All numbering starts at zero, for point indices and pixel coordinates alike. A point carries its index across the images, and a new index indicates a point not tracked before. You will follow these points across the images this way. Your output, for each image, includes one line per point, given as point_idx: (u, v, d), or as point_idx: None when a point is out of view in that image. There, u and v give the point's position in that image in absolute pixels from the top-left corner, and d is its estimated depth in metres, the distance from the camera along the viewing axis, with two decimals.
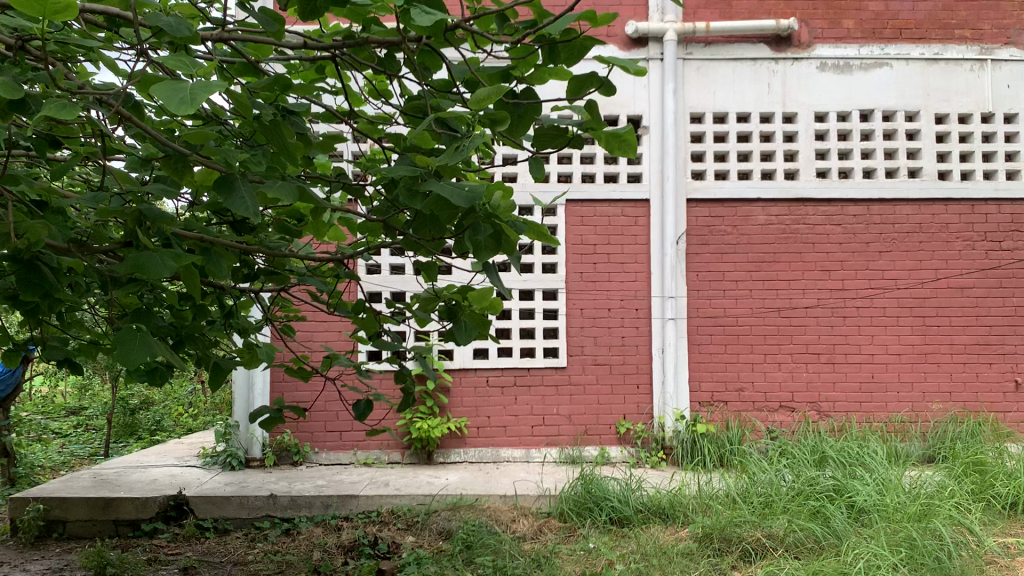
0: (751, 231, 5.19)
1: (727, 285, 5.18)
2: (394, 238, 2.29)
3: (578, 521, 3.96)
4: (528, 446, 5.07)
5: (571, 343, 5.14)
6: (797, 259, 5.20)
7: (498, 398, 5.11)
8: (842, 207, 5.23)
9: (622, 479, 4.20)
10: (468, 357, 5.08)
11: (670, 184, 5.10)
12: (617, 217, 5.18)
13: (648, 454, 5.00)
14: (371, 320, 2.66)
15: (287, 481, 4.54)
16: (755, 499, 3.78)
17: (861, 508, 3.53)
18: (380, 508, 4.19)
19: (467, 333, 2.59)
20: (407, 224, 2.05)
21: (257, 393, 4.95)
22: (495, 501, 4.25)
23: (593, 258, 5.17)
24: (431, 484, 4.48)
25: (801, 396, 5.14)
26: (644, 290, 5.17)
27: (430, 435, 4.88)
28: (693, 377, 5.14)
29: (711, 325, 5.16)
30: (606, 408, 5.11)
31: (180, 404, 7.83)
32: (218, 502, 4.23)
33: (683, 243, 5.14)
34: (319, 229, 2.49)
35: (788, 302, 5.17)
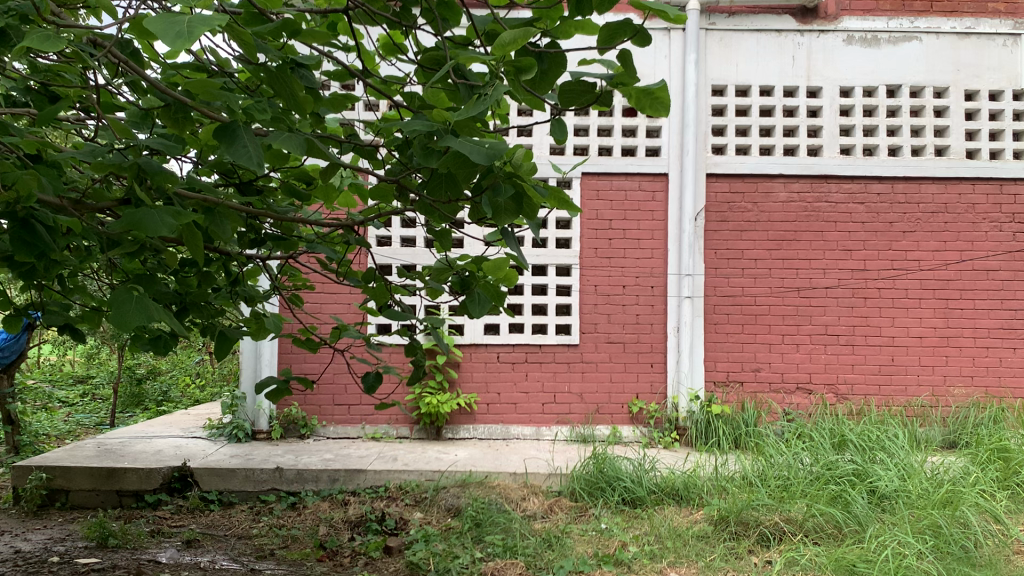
0: (771, 208, 5.06)
1: (745, 264, 5.05)
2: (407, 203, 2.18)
3: (589, 500, 3.87)
4: (539, 424, 4.98)
5: (584, 320, 5.03)
6: (818, 237, 5.07)
7: (509, 374, 5.01)
8: (865, 184, 5.09)
9: (635, 459, 4.12)
10: (478, 332, 4.98)
11: (689, 159, 4.97)
12: (634, 192, 5.05)
13: (661, 434, 4.90)
14: (381, 290, 2.53)
15: (293, 454, 4.46)
16: (772, 481, 3.68)
17: (883, 493, 3.43)
18: (388, 484, 4.11)
19: (481, 306, 2.47)
20: (421, 185, 1.94)
21: (265, 364, 4.87)
22: (505, 479, 4.16)
23: (609, 234, 5.04)
24: (440, 460, 4.39)
25: (818, 378, 5.03)
26: (660, 267, 5.05)
27: (439, 411, 4.80)
28: (709, 357, 5.03)
29: (728, 304, 5.04)
30: (619, 386, 5.02)
31: (187, 375, 7.78)
32: (223, 474, 4.15)
33: (702, 220, 5.01)
34: (329, 193, 2.38)
35: (808, 282, 5.05)
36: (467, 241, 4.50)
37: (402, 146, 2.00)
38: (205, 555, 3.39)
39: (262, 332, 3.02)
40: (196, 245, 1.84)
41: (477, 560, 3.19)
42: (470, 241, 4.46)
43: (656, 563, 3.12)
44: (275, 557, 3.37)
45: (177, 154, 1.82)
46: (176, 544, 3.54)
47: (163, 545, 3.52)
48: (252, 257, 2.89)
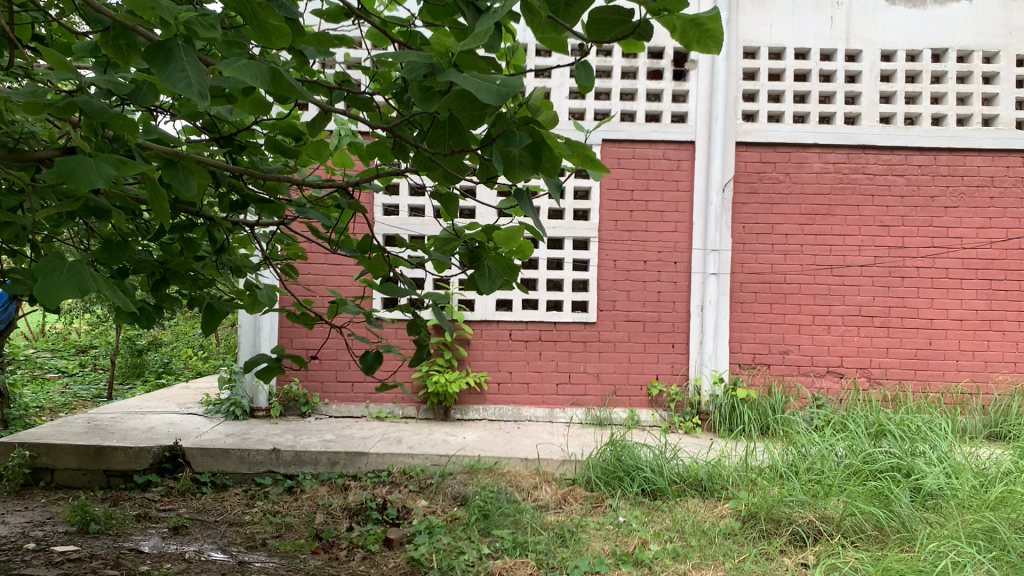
0: (804, 180, 4.74)
1: (775, 239, 4.74)
2: (410, 159, 1.88)
3: (606, 490, 3.61)
4: (553, 406, 4.72)
5: (602, 297, 4.75)
6: (853, 212, 4.75)
7: (521, 352, 4.74)
8: (906, 155, 4.75)
9: (655, 446, 3.85)
10: (490, 308, 4.71)
11: (718, 126, 4.64)
12: (658, 160, 4.73)
13: (682, 419, 4.62)
14: (379, 261, 2.21)
15: (292, 434, 4.22)
16: (806, 476, 3.40)
17: (928, 491, 3.14)
18: (391, 469, 3.85)
19: (491, 280, 2.18)
20: (421, 136, 1.65)
21: (264, 338, 4.62)
22: (515, 465, 3.89)
23: (630, 205, 4.74)
24: (447, 442, 4.14)
25: (850, 361, 4.74)
26: (684, 242, 4.74)
27: (448, 390, 4.53)
28: (734, 338, 4.74)
29: (756, 282, 4.74)
30: (637, 367, 4.74)
31: (190, 347, 7.56)
32: (217, 455, 3.91)
33: (730, 191, 4.68)
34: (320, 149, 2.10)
35: (842, 259, 4.74)
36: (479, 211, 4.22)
37: (403, 90, 1.71)
38: (192, 543, 3.16)
39: (252, 307, 2.75)
40: (155, 204, 1.54)
41: (484, 556, 2.92)
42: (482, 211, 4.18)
43: (679, 564, 2.85)
44: (267, 548, 3.13)
45: (144, 102, 1.58)
46: (162, 530, 3.31)
47: (149, 531, 3.30)
48: (240, 222, 2.61)
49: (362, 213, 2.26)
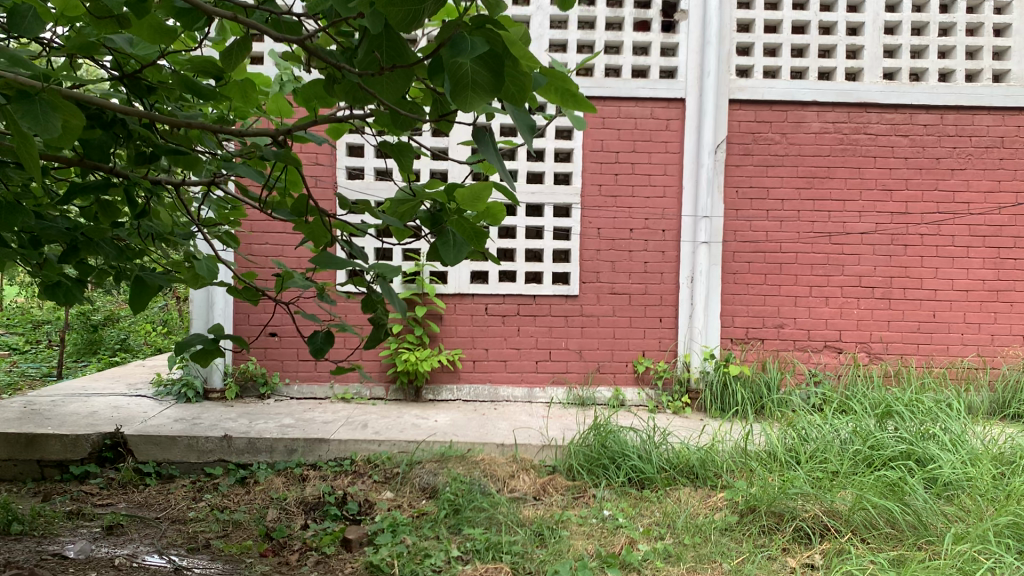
0: (802, 141, 4.40)
1: (771, 205, 4.41)
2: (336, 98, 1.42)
3: (589, 479, 3.29)
4: (532, 385, 4.40)
5: (585, 268, 4.40)
6: (854, 175, 4.42)
7: (498, 328, 4.39)
8: (911, 114, 4.41)
9: (642, 430, 3.53)
10: (464, 280, 4.36)
11: (711, 81, 4.28)
12: (645, 120, 4.37)
13: (670, 398, 4.31)
14: (315, 226, 1.83)
15: (247, 419, 3.87)
16: (811, 466, 3.09)
17: (946, 481, 2.85)
18: (354, 457, 3.52)
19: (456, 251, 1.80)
20: (346, 57, 1.27)
21: (218, 314, 4.26)
22: (490, 452, 3.56)
23: (615, 168, 4.38)
24: (417, 427, 3.81)
25: (849, 336, 4.44)
26: (674, 208, 4.40)
27: (418, 369, 4.19)
28: (726, 311, 4.42)
29: (750, 252, 4.41)
30: (623, 343, 4.42)
31: (149, 322, 7.15)
32: (162, 443, 3.55)
33: (723, 152, 4.34)
34: (214, 70, 1.68)
35: (841, 226, 4.42)
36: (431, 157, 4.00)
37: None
38: (125, 546, 2.81)
39: (184, 281, 2.38)
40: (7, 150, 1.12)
41: (453, 560, 2.59)
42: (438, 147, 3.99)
43: (672, 567, 2.53)
44: (209, 551, 2.79)
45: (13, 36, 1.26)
46: (94, 530, 2.95)
47: (79, 532, 2.94)
48: (163, 181, 2.23)
49: (293, 163, 1.86)
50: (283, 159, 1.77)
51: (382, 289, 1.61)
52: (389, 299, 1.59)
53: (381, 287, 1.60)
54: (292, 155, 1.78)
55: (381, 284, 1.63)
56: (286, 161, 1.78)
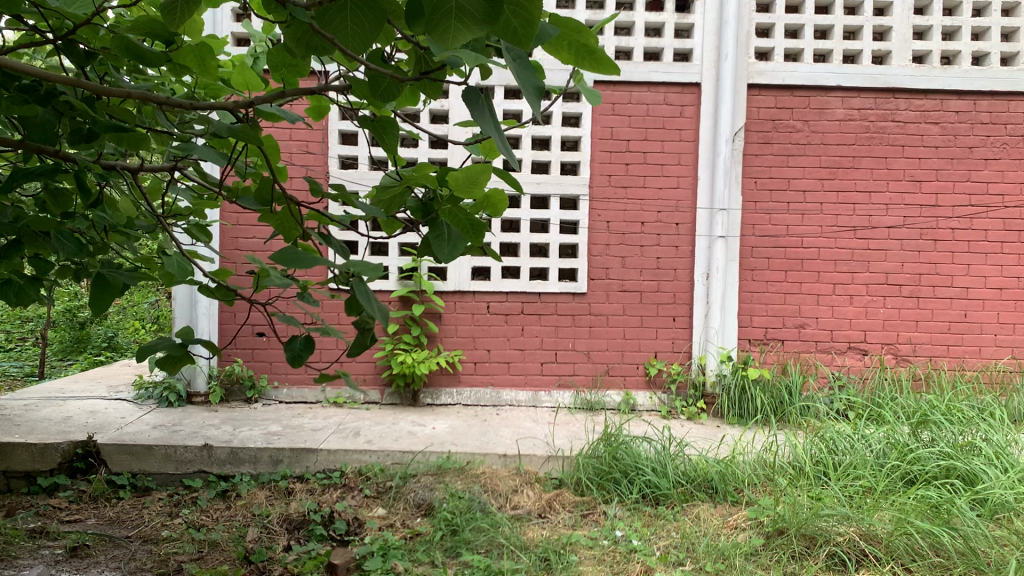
0: (825, 128, 4.12)
1: (792, 196, 4.13)
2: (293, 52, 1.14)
3: (599, 494, 3.02)
4: (537, 388, 4.13)
5: (593, 264, 4.12)
6: (880, 165, 4.14)
7: (501, 328, 4.12)
8: (942, 100, 4.12)
9: (656, 440, 3.25)
10: (464, 277, 4.09)
11: (728, 64, 3.99)
12: (658, 106, 4.08)
13: (684, 403, 4.04)
14: (285, 216, 1.55)
15: (231, 426, 3.61)
16: (844, 486, 2.81)
17: (996, 502, 2.58)
18: (344, 468, 3.25)
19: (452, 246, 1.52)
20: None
21: (202, 313, 4.01)
22: (492, 464, 3.28)
23: (625, 158, 4.10)
24: (413, 435, 3.54)
25: (875, 337, 4.17)
26: (688, 201, 4.12)
27: (415, 372, 3.92)
28: (744, 311, 4.14)
29: (770, 247, 4.13)
30: (633, 344, 4.15)
31: (139, 319, 6.89)
32: (138, 453, 3.29)
33: (741, 141, 4.06)
34: (153, 25, 1.41)
35: (866, 220, 4.15)
36: (419, 139, 3.90)
37: None
38: (88, 571, 2.55)
39: (151, 280, 2.12)
40: None
41: None
42: (429, 128, 3.90)
43: None
44: None
45: None
46: (56, 552, 2.69)
47: (39, 554, 2.67)
48: (119, 167, 1.96)
49: (256, 141, 1.59)
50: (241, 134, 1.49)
51: (358, 292, 1.29)
52: (365, 301, 1.26)
53: (354, 286, 1.28)
54: (253, 132, 1.51)
55: (355, 284, 1.30)
56: (246, 137, 1.51)
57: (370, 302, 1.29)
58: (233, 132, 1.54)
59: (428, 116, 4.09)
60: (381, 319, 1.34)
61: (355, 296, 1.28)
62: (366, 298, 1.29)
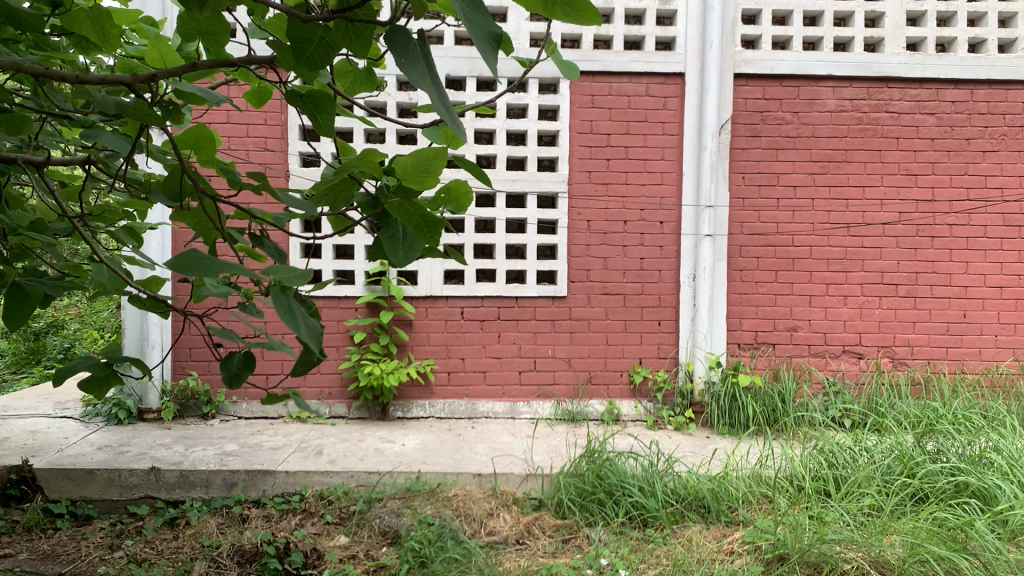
0: (816, 120, 3.90)
1: (782, 192, 3.91)
2: None
3: (581, 517, 2.77)
4: (515, 399, 3.88)
5: (574, 266, 3.88)
6: (874, 158, 3.92)
7: (476, 335, 3.87)
8: (938, 89, 3.92)
9: (643, 455, 3.00)
10: (435, 281, 3.83)
11: (713, 53, 3.76)
12: (640, 97, 3.85)
13: (671, 413, 3.81)
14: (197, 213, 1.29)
15: (183, 446, 3.33)
16: (848, 506, 2.58)
17: (1018, 524, 2.36)
18: (305, 491, 2.99)
19: (408, 248, 1.33)
20: None
21: (154, 323, 3.73)
22: (466, 484, 3.02)
23: (606, 153, 3.86)
24: (381, 453, 3.28)
25: (870, 339, 3.95)
26: (673, 198, 3.89)
27: (384, 384, 3.65)
28: (733, 313, 3.91)
29: (760, 245, 3.90)
30: (616, 350, 3.91)
31: (98, 329, 6.57)
32: (78, 478, 3.00)
33: (728, 134, 3.83)
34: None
35: (860, 216, 3.93)
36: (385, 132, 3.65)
37: None
38: None
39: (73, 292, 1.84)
40: None
41: None
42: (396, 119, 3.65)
43: None
44: None
45: None
46: None
47: None
48: (21, 159, 1.67)
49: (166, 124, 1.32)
50: (134, 113, 1.21)
51: (277, 308, 1.03)
52: (285, 323, 1.00)
53: (272, 302, 1.02)
54: (153, 115, 1.24)
55: (273, 297, 1.04)
56: (140, 118, 1.23)
57: (294, 322, 1.03)
58: (130, 118, 1.26)
59: (395, 109, 3.84)
60: (311, 341, 1.08)
61: (272, 314, 1.02)
62: (287, 317, 1.03)
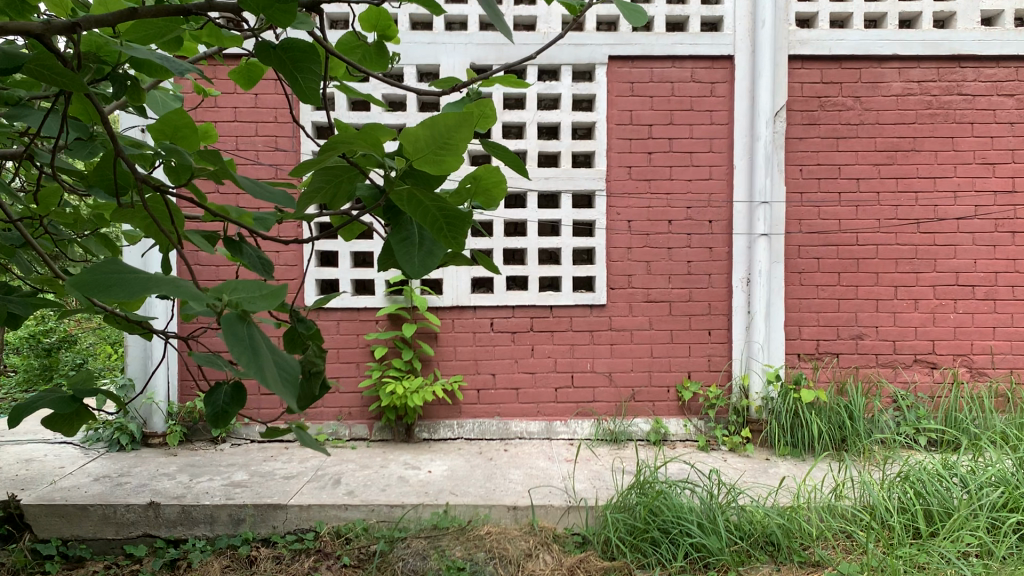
0: (881, 105, 3.52)
1: (845, 186, 3.53)
2: None
3: (633, 559, 2.41)
4: (551, 418, 3.54)
5: (614, 271, 3.53)
6: (947, 146, 3.53)
7: (507, 349, 3.53)
8: (1017, 68, 3.54)
9: (700, 484, 2.65)
10: (462, 289, 3.51)
11: (766, 33, 3.40)
12: (685, 84, 3.50)
13: (724, 431, 3.45)
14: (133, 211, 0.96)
15: (188, 475, 3.02)
16: (950, 549, 2.22)
17: None
18: (320, 528, 2.66)
19: (424, 257, 1.02)
20: None
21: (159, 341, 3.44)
22: (499, 519, 2.68)
23: (648, 146, 3.51)
24: (404, 482, 2.95)
25: (944, 347, 3.56)
26: (723, 194, 3.53)
27: (407, 404, 3.32)
28: (792, 321, 3.54)
29: (820, 245, 3.53)
30: (662, 363, 3.55)
31: (108, 345, 6.30)
32: (70, 515, 2.69)
33: (783, 122, 3.47)
34: None
35: (932, 211, 3.54)
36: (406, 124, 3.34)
37: None
38: None
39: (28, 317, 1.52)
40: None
41: None
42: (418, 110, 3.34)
43: None
44: None
45: None
46: None
47: None
48: None
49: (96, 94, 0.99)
50: (44, 75, 0.90)
51: (233, 345, 0.70)
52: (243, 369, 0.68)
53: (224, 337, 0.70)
54: (70, 79, 0.91)
55: (228, 330, 0.72)
56: (55, 84, 0.92)
57: (258, 367, 0.71)
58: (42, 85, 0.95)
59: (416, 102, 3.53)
60: (285, 386, 0.75)
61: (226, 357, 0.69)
62: (246, 359, 0.70)
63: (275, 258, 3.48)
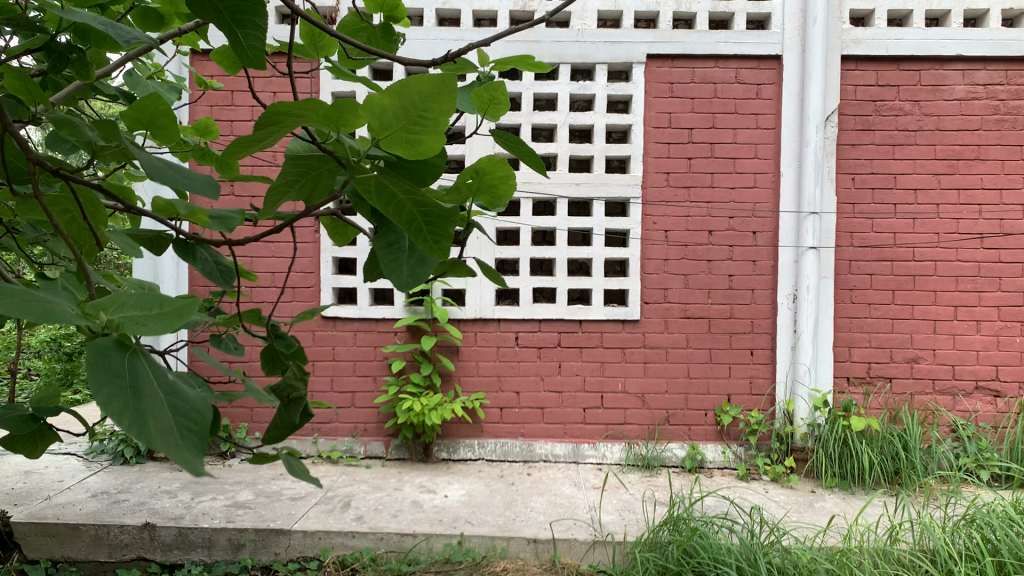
0: (942, 111, 3.25)
1: (901, 197, 3.26)
2: None
3: None
4: (578, 440, 3.32)
5: (649, 284, 3.30)
6: (1014, 155, 3.25)
7: (533, 365, 3.31)
8: None
9: (740, 520, 2.41)
10: (486, 301, 3.30)
11: (817, 30, 3.16)
12: (729, 85, 3.26)
13: (765, 459, 3.20)
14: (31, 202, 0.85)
15: (190, 494, 2.85)
16: None
17: None
18: (324, 556, 2.47)
19: (413, 269, 0.81)
20: None
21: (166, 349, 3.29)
22: (519, 552, 2.46)
23: (688, 151, 3.27)
24: (417, 508, 2.74)
25: (1008, 373, 3.28)
26: (768, 204, 3.28)
27: (425, 422, 3.11)
28: (842, 341, 3.28)
29: (873, 260, 3.27)
30: (699, 385, 3.31)
31: None
32: (61, 535, 2.53)
33: (834, 128, 3.22)
34: None
35: (997, 225, 3.26)
36: None
37: None
38: None
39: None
40: None
41: None
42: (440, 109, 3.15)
43: None
44: None
45: None
46: None
47: None
48: None
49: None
50: None
51: (99, 379, 0.50)
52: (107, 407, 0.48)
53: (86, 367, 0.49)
54: None
55: (98, 363, 0.52)
56: None
57: (138, 407, 0.50)
58: None
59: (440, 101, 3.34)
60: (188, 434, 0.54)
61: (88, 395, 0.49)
62: (118, 399, 0.50)
63: (291, 265, 3.30)
